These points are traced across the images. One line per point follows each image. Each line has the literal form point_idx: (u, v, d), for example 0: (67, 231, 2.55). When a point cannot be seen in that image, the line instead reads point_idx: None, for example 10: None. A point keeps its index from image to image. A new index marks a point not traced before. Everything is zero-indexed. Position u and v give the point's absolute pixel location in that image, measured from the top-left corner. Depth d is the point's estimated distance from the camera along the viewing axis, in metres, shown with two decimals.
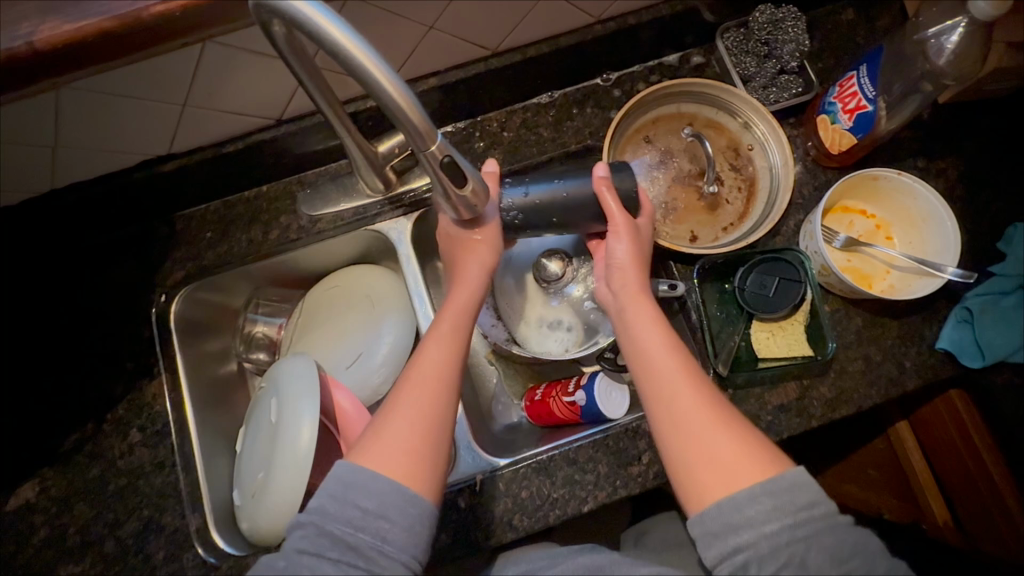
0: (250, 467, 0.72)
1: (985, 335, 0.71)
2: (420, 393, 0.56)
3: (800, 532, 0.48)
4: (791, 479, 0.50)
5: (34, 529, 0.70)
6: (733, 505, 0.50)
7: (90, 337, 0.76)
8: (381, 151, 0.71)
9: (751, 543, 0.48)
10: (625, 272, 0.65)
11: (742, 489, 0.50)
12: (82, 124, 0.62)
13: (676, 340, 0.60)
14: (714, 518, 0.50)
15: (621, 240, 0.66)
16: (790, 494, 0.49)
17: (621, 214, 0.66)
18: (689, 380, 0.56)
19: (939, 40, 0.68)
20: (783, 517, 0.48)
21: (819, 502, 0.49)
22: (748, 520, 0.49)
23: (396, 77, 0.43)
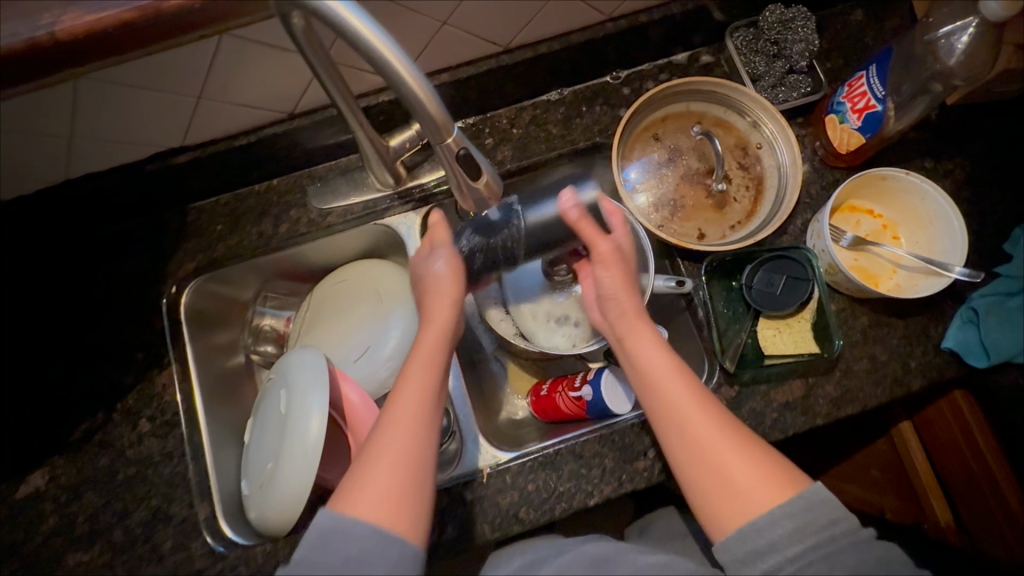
0: (260, 458, 0.72)
1: (991, 336, 0.71)
2: (397, 429, 0.57)
3: (823, 551, 0.50)
4: (810, 498, 0.52)
5: (44, 517, 0.71)
6: (754, 529, 0.52)
7: (101, 328, 0.77)
8: (392, 145, 0.69)
9: (778, 566, 0.50)
10: (621, 299, 0.67)
11: (762, 515, 0.52)
12: (98, 115, 0.62)
13: (678, 362, 0.61)
14: (738, 546, 0.52)
15: (607, 268, 0.68)
16: (812, 514, 0.51)
17: (602, 241, 0.67)
18: (686, 410, 0.57)
19: (950, 40, 0.68)
20: (806, 538, 0.51)
21: (841, 519, 0.51)
22: (772, 545, 0.51)
23: (413, 64, 0.43)
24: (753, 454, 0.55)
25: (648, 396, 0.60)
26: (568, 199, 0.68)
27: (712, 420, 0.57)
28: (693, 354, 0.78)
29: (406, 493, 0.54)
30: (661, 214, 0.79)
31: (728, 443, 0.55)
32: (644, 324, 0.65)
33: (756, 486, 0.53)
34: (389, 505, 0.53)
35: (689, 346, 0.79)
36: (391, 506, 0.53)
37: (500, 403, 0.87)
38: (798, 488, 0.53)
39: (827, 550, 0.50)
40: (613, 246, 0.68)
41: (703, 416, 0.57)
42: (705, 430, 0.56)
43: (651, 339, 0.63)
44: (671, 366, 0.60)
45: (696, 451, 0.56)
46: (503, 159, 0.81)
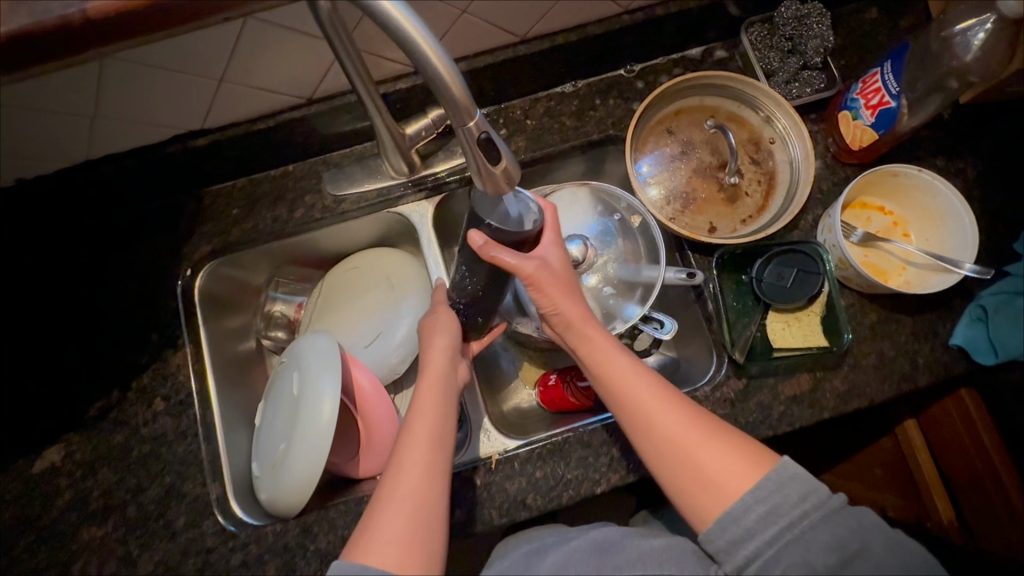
0: (271, 439, 0.73)
1: (999, 333, 0.71)
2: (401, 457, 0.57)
3: (796, 530, 0.52)
4: (776, 478, 0.54)
5: (59, 492, 0.72)
6: (731, 518, 0.54)
7: (117, 308, 0.77)
8: (409, 133, 0.72)
9: (758, 552, 0.52)
10: (569, 318, 0.65)
11: (736, 501, 0.54)
12: (122, 94, 0.63)
13: (641, 378, 0.61)
14: (719, 535, 0.54)
15: (545, 288, 0.63)
16: (779, 496, 0.53)
17: (529, 264, 0.62)
18: (656, 417, 0.59)
19: (965, 36, 0.68)
20: (779, 519, 0.53)
21: (810, 494, 0.53)
22: (748, 532, 0.53)
23: (441, 48, 0.45)
24: (722, 443, 0.57)
25: (619, 409, 0.61)
26: (474, 234, 0.60)
27: (682, 421, 0.59)
28: (703, 346, 0.79)
29: (421, 536, 0.53)
30: (673, 206, 0.80)
31: (698, 440, 0.57)
32: (600, 332, 0.65)
33: (730, 476, 0.55)
34: (404, 551, 0.52)
35: (699, 339, 0.80)
36: (407, 550, 0.52)
37: (506, 389, 0.88)
38: (767, 468, 0.55)
39: (800, 529, 0.52)
40: (540, 264, 0.63)
41: (672, 420, 0.59)
42: (675, 431, 0.58)
43: (613, 347, 0.64)
44: (638, 378, 0.62)
45: (671, 455, 0.58)
46: (517, 150, 0.82)
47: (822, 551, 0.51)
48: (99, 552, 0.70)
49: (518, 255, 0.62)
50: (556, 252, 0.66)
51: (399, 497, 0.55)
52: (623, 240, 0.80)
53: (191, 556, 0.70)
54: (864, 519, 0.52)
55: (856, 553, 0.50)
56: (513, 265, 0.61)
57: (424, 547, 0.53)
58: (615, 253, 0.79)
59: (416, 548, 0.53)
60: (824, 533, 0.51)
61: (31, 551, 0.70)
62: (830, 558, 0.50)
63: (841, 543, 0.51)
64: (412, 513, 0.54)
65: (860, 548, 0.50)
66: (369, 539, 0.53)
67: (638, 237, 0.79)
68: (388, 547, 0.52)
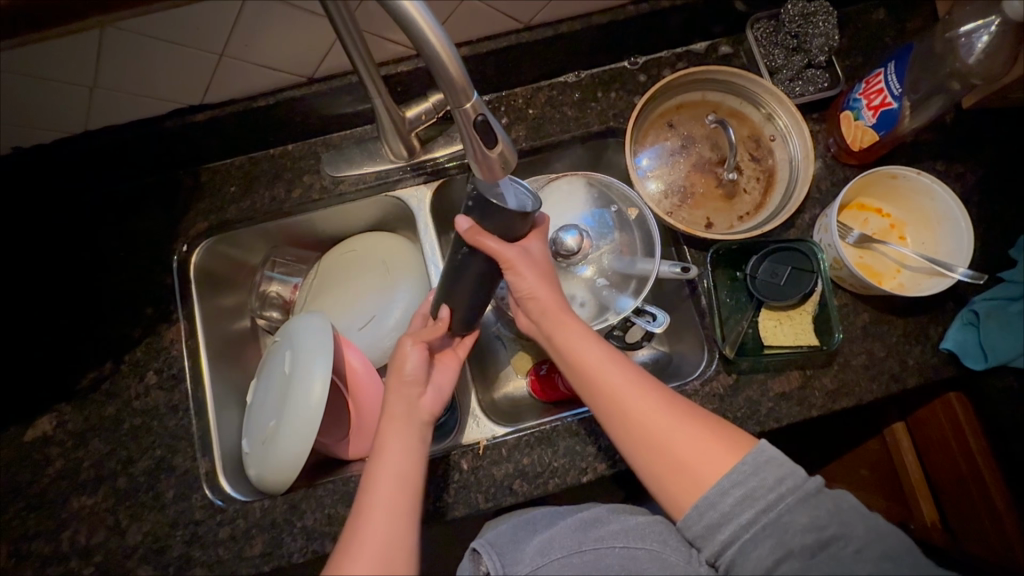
0: (262, 416, 0.74)
1: (990, 339, 0.71)
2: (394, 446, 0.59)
3: (772, 514, 0.53)
4: (753, 462, 0.55)
5: (49, 461, 0.73)
6: (707, 504, 0.54)
7: (111, 282, 0.78)
8: (409, 116, 0.72)
9: (734, 536, 0.53)
10: (542, 303, 0.64)
11: (713, 484, 0.55)
12: (121, 66, 0.63)
13: (616, 364, 0.62)
14: (696, 521, 0.55)
15: (529, 274, 0.62)
16: (757, 480, 0.54)
17: (510, 249, 0.60)
18: (631, 409, 0.59)
19: (970, 38, 0.68)
20: (755, 503, 0.53)
21: (786, 479, 0.54)
22: (725, 516, 0.54)
23: (439, 27, 0.46)
24: (693, 429, 0.58)
25: (592, 400, 0.62)
26: (461, 219, 0.59)
27: (655, 414, 0.59)
28: (695, 339, 0.79)
29: (399, 528, 0.56)
30: (671, 200, 0.80)
31: (674, 432, 0.58)
32: (576, 320, 0.65)
33: (702, 464, 0.56)
34: (383, 567, 0.54)
35: (691, 335, 0.80)
36: (387, 565, 0.54)
37: (498, 377, 0.88)
38: (741, 452, 0.56)
39: (777, 512, 0.53)
40: (521, 252, 0.61)
41: (645, 409, 0.59)
42: (647, 426, 0.58)
43: (585, 335, 0.64)
44: (612, 368, 0.61)
45: (643, 447, 0.58)
46: (517, 138, 0.81)
47: (803, 532, 0.52)
48: (88, 521, 0.71)
49: (502, 239, 0.60)
50: (540, 243, 0.64)
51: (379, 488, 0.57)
52: (620, 232, 0.80)
53: (179, 528, 0.70)
54: (846, 504, 0.53)
55: (832, 534, 0.51)
56: (495, 251, 0.59)
57: (400, 565, 0.55)
58: (612, 245, 0.80)
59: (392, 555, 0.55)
60: (805, 516, 0.52)
61: (21, 517, 0.71)
62: (808, 539, 0.51)
63: (819, 524, 0.52)
64: (387, 527, 0.56)
65: (838, 531, 0.51)
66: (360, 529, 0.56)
67: (635, 230, 0.79)
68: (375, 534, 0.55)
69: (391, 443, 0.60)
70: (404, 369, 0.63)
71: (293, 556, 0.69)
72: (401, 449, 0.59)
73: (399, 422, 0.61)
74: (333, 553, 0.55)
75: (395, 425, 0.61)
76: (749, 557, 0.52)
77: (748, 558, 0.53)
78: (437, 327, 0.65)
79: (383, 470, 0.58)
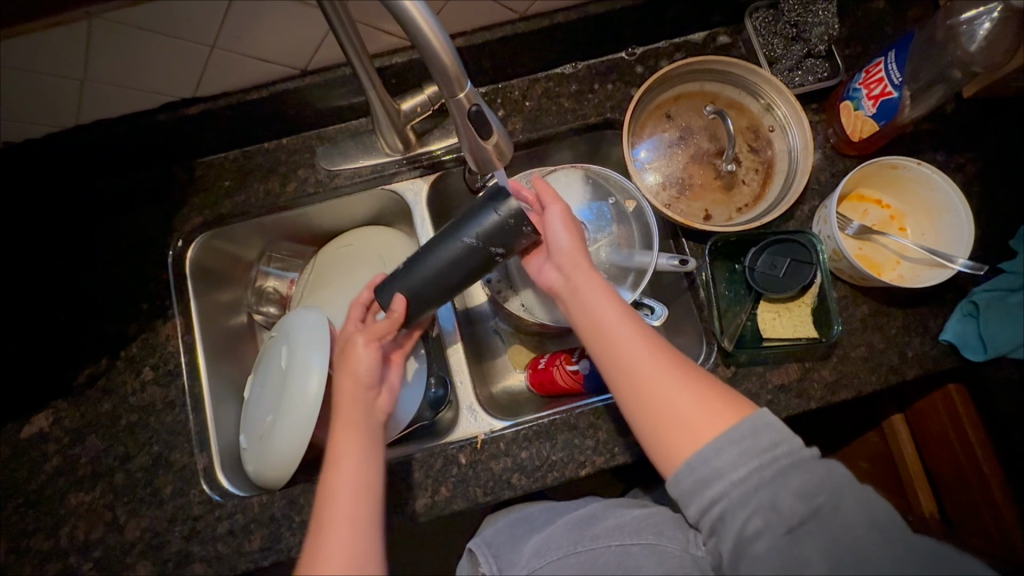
0: (258, 411, 0.74)
1: (989, 330, 0.71)
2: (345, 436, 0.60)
3: (766, 474, 0.50)
4: (752, 423, 0.52)
5: (46, 457, 0.73)
6: (702, 460, 0.52)
7: (106, 277, 0.77)
8: (404, 109, 0.71)
9: (724, 493, 0.51)
10: (565, 253, 0.64)
11: (710, 442, 0.52)
12: (112, 59, 0.62)
13: (629, 320, 0.60)
14: (686, 476, 0.52)
15: (560, 219, 0.64)
16: (754, 440, 0.52)
17: (553, 201, 0.65)
18: (635, 364, 0.57)
19: (972, 26, 0.67)
20: (749, 460, 0.51)
21: (782, 443, 0.51)
22: (717, 473, 0.51)
23: (432, 17, 0.45)
24: (695, 390, 0.55)
25: (598, 356, 0.60)
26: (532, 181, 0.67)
27: (660, 375, 0.56)
28: (693, 332, 0.79)
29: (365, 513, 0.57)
30: (669, 192, 0.79)
31: (680, 394, 0.55)
32: (594, 277, 0.63)
33: (704, 429, 0.53)
34: (348, 546, 0.54)
35: (690, 327, 0.80)
36: (353, 548, 0.54)
37: (496, 372, 0.88)
38: (743, 414, 0.54)
39: (771, 472, 0.50)
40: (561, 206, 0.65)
41: (647, 367, 0.57)
42: (649, 385, 0.56)
43: (602, 292, 0.62)
44: (620, 324, 0.60)
45: (643, 402, 0.56)
46: (513, 131, 0.81)
47: (796, 496, 0.49)
48: (86, 517, 0.71)
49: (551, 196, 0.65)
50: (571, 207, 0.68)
51: (337, 476, 0.58)
52: (618, 225, 0.79)
53: (177, 524, 0.70)
54: None
55: (822, 503, 0.49)
56: (547, 197, 0.65)
57: (365, 547, 0.55)
58: (610, 238, 0.79)
59: (358, 537, 0.55)
60: (800, 480, 0.50)
61: (19, 513, 0.71)
62: (800, 503, 0.49)
63: (812, 491, 0.49)
64: (350, 511, 0.56)
65: (828, 499, 0.49)
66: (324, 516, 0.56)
67: (633, 223, 0.79)
68: (341, 517, 0.56)
69: (347, 444, 0.60)
70: (358, 372, 0.63)
71: (292, 550, 0.68)
72: (356, 435, 0.60)
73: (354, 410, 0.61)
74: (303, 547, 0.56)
75: (348, 416, 0.61)
76: (737, 516, 0.50)
77: (736, 516, 0.50)
78: (389, 323, 0.64)
79: (337, 479, 0.58)
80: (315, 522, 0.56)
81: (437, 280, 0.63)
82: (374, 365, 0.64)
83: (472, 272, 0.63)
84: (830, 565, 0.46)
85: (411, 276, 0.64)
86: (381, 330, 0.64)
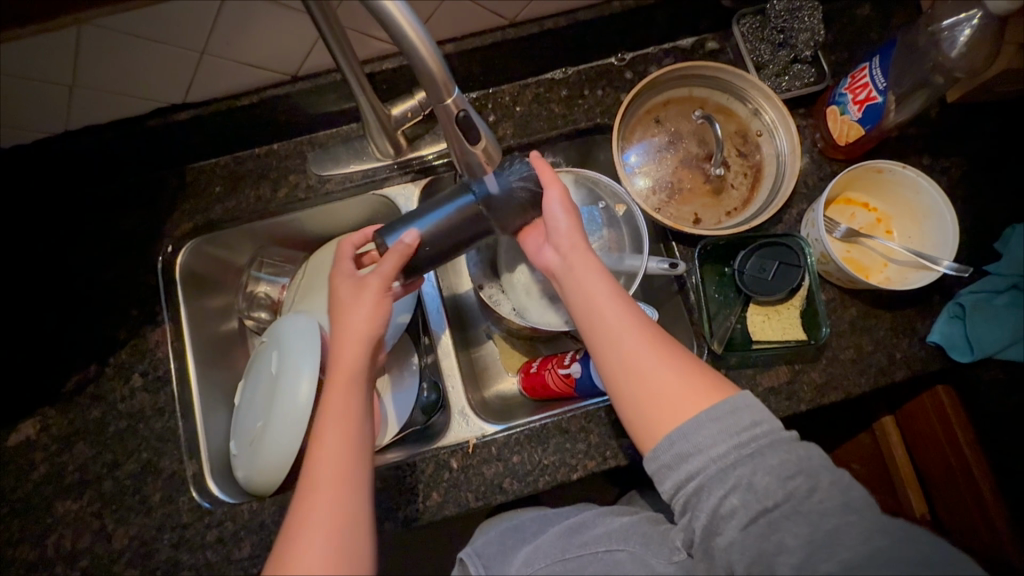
0: (248, 417, 0.74)
1: (975, 331, 0.72)
2: (336, 410, 0.58)
3: (744, 451, 0.51)
4: (734, 402, 0.53)
5: (33, 465, 0.72)
6: (683, 436, 0.52)
7: (95, 283, 0.77)
8: (394, 114, 0.72)
9: (702, 468, 0.51)
10: (563, 235, 0.64)
11: (690, 419, 0.53)
12: (99, 64, 0.62)
13: (623, 299, 0.61)
14: (665, 451, 0.53)
15: (559, 202, 0.64)
16: (734, 417, 0.52)
17: (551, 183, 0.65)
18: (625, 341, 0.58)
19: (953, 32, 0.68)
20: (729, 437, 0.52)
21: (762, 422, 0.52)
22: (697, 448, 0.52)
23: (417, 22, 0.45)
24: (682, 368, 0.56)
25: (591, 335, 0.60)
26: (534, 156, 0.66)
27: (650, 349, 0.57)
28: (684, 336, 0.80)
29: (351, 494, 0.55)
30: (659, 196, 0.80)
31: (667, 369, 0.56)
32: (591, 259, 0.63)
33: (687, 407, 0.54)
34: (334, 528, 0.53)
35: (681, 331, 0.80)
36: (336, 531, 0.53)
37: (488, 376, 0.88)
38: (726, 395, 0.54)
39: (749, 450, 0.51)
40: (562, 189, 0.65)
41: (638, 344, 0.57)
42: (639, 358, 0.57)
43: (596, 271, 0.62)
44: (614, 304, 0.60)
45: (630, 376, 0.56)
46: (504, 136, 0.81)
47: (772, 473, 0.50)
48: (74, 525, 0.70)
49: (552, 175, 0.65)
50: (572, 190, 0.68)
51: (322, 455, 0.56)
52: (608, 229, 0.80)
53: (166, 531, 0.70)
54: None
55: (798, 486, 0.49)
56: (547, 177, 0.65)
57: (349, 530, 0.53)
58: (600, 242, 0.79)
59: (344, 519, 0.54)
60: (776, 458, 0.50)
61: (4, 523, 0.70)
62: (775, 482, 0.49)
63: (788, 469, 0.50)
64: (334, 492, 0.55)
65: (805, 480, 0.49)
66: (307, 495, 0.55)
67: (623, 226, 0.79)
68: (326, 498, 0.54)
69: (341, 408, 0.58)
70: (356, 321, 0.61)
71: None
72: (342, 411, 0.58)
73: (342, 384, 0.60)
74: (283, 522, 0.54)
75: (337, 388, 0.59)
76: (713, 492, 0.50)
77: (712, 491, 0.51)
78: (399, 253, 0.60)
79: (321, 455, 0.56)
80: (298, 492, 0.55)
81: (436, 234, 0.62)
82: (376, 318, 0.62)
83: (465, 236, 0.63)
84: (806, 551, 0.46)
85: (417, 217, 0.63)
86: (375, 284, 0.61)
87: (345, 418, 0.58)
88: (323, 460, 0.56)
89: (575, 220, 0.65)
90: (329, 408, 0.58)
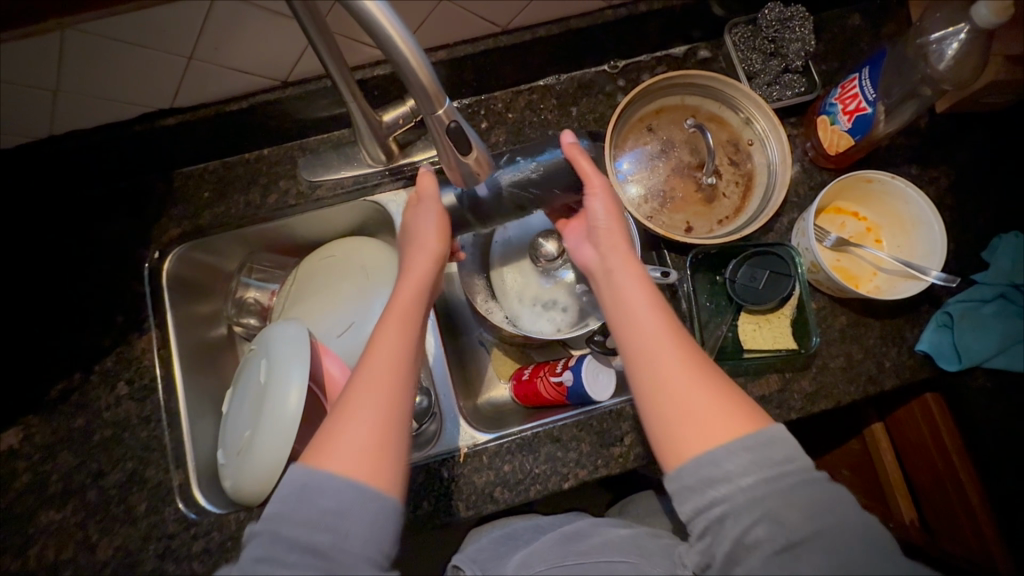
0: (237, 426, 0.72)
1: (963, 340, 0.73)
2: (392, 325, 0.58)
3: (778, 484, 0.48)
4: (770, 435, 0.50)
5: (15, 475, 0.71)
6: (711, 460, 0.50)
7: (81, 289, 0.76)
8: (386, 121, 0.70)
9: (729, 496, 0.49)
10: (603, 231, 0.64)
11: (720, 446, 0.50)
12: (83, 69, 0.61)
13: (658, 299, 0.59)
14: (689, 474, 0.51)
15: (602, 199, 0.65)
16: (768, 450, 0.49)
17: (596, 176, 0.65)
18: (657, 331, 0.57)
19: (941, 45, 0.69)
20: (761, 470, 0.49)
21: (796, 457, 0.50)
22: (725, 476, 0.49)
23: (407, 34, 0.45)
24: (716, 382, 0.54)
25: (619, 321, 0.59)
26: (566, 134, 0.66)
27: (684, 346, 0.56)
28: None
29: (394, 417, 0.53)
30: (651, 205, 0.80)
31: (699, 380, 0.54)
32: (631, 261, 0.62)
33: (719, 431, 0.51)
34: (373, 441, 0.51)
35: None
36: (376, 443, 0.51)
37: (479, 382, 0.88)
38: (762, 426, 0.51)
39: (783, 482, 0.48)
40: (607, 185, 0.66)
41: (671, 335, 0.56)
42: (670, 353, 0.55)
43: (631, 273, 0.61)
44: (648, 305, 0.59)
45: (660, 377, 0.54)
46: (495, 143, 0.81)
47: (797, 508, 0.47)
48: (56, 536, 0.69)
49: (592, 167, 0.65)
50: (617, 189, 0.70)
51: (372, 367, 0.55)
52: None
53: (152, 542, 0.69)
54: None
55: (823, 522, 0.47)
56: (585, 170, 0.65)
57: (385, 451, 0.51)
58: None
59: (382, 437, 0.51)
60: (805, 493, 0.48)
61: None
62: (801, 517, 0.47)
63: (814, 506, 0.47)
64: (377, 409, 0.52)
65: (831, 518, 0.47)
66: (348, 407, 0.52)
67: None
68: (367, 411, 0.52)
69: (408, 309, 0.59)
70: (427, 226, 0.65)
71: None
72: (397, 336, 0.57)
73: (401, 310, 0.59)
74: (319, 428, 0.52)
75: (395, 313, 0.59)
76: (737, 522, 0.48)
77: (736, 521, 0.48)
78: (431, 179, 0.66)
79: (372, 367, 0.55)
80: (341, 400, 0.53)
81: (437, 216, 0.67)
82: (445, 236, 0.65)
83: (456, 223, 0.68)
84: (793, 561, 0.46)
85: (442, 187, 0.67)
86: (434, 206, 0.65)
87: (396, 345, 0.56)
88: (373, 373, 0.54)
89: (617, 217, 0.65)
90: (396, 305, 0.59)
